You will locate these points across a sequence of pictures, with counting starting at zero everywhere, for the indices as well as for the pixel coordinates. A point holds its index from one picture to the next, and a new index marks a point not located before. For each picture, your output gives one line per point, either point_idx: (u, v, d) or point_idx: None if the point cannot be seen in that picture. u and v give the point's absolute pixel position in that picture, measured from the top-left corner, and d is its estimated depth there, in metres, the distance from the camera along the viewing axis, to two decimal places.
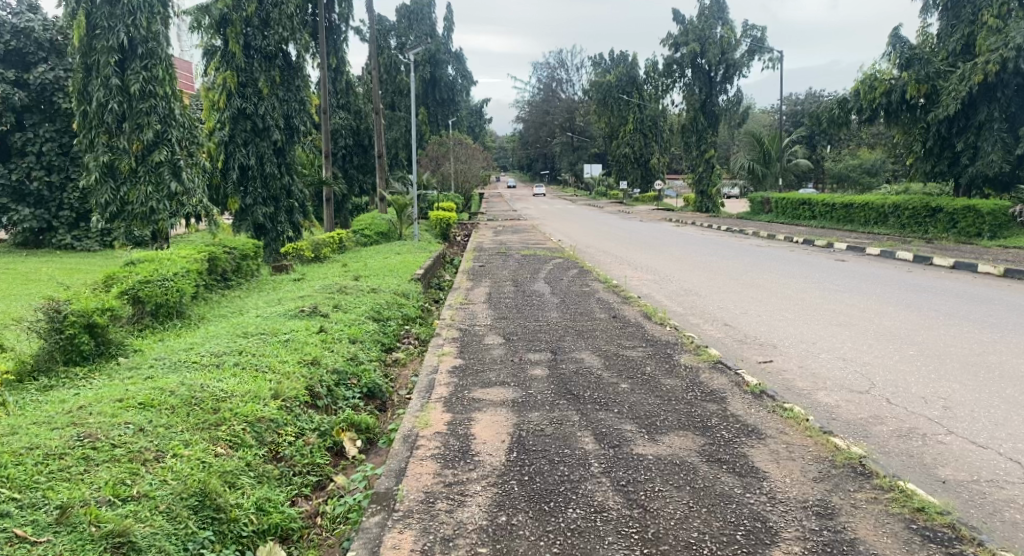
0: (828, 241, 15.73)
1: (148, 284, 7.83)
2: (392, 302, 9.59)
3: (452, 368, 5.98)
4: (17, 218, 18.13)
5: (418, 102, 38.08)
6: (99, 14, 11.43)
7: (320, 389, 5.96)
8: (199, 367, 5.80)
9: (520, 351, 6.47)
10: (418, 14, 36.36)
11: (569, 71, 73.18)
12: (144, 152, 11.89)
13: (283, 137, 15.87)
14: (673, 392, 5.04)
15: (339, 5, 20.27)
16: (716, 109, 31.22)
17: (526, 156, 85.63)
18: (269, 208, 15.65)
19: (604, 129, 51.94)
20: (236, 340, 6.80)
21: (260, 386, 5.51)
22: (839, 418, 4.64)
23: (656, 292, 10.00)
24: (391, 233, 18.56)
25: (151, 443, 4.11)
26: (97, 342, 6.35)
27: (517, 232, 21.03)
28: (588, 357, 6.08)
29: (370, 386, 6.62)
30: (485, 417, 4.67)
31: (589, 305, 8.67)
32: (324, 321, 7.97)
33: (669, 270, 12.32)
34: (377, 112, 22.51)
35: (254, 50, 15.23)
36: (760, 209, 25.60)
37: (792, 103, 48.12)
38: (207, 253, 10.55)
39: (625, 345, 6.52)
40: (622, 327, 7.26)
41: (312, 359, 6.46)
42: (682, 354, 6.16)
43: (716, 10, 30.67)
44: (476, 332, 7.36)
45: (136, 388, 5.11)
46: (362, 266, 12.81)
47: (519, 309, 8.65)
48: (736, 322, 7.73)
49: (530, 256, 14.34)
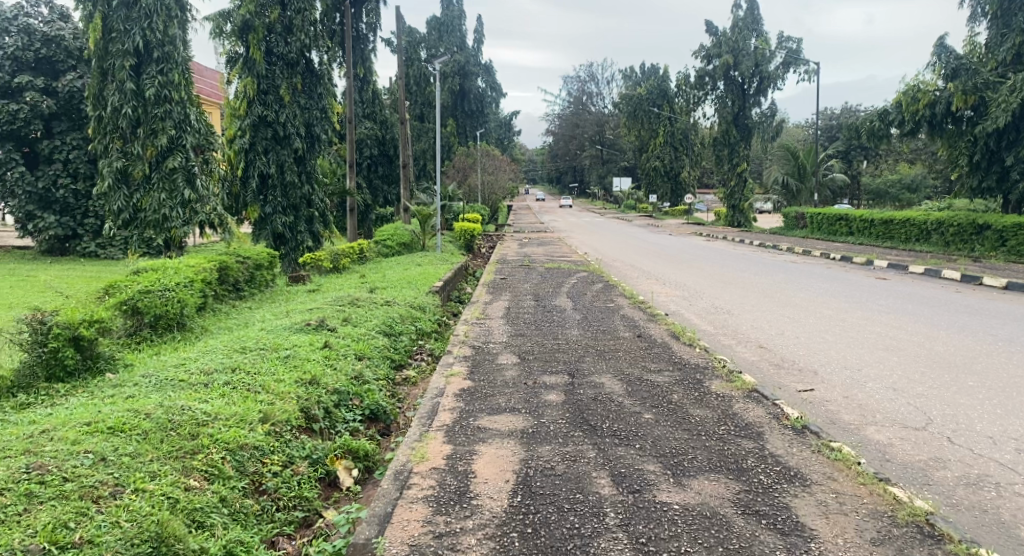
0: (867, 258, 14.99)
1: (148, 295, 7.46)
2: (405, 315, 9.11)
3: (459, 391, 5.47)
4: (42, 226, 18.10)
5: (446, 114, 37.84)
6: (115, 17, 11.21)
7: (317, 411, 5.49)
8: (187, 386, 5.36)
9: (534, 373, 5.93)
10: (448, 27, 36.23)
11: (600, 84, 72.85)
12: (157, 159, 11.60)
13: (304, 145, 15.53)
14: (704, 424, 4.49)
15: (366, 14, 20.00)
16: (749, 122, 30.54)
17: (556, 169, 85.23)
18: (289, 218, 15.28)
19: (635, 142, 51.36)
20: (231, 356, 6.36)
21: (250, 408, 5.06)
22: (894, 460, 4.05)
23: (685, 309, 9.45)
24: (413, 244, 18.15)
25: (109, 474, 3.67)
26: (84, 357, 5.97)
27: (543, 245, 20.57)
28: (608, 382, 5.52)
29: (373, 408, 6.13)
30: (487, 451, 4.16)
31: (613, 322, 8.10)
32: (331, 336, 7.51)
33: (700, 286, 11.71)
34: (403, 122, 22.19)
35: (276, 57, 14.97)
36: (795, 225, 24.79)
37: (827, 117, 47.13)
38: (218, 263, 10.17)
39: (651, 369, 5.96)
40: (648, 348, 6.70)
41: (311, 378, 5.98)
42: (713, 380, 5.57)
43: (749, 21, 30.02)
44: (489, 351, 6.84)
45: (111, 409, 4.68)
46: (379, 278, 12.38)
47: (536, 325, 8.13)
48: (772, 345, 7.14)
49: (553, 269, 13.85)
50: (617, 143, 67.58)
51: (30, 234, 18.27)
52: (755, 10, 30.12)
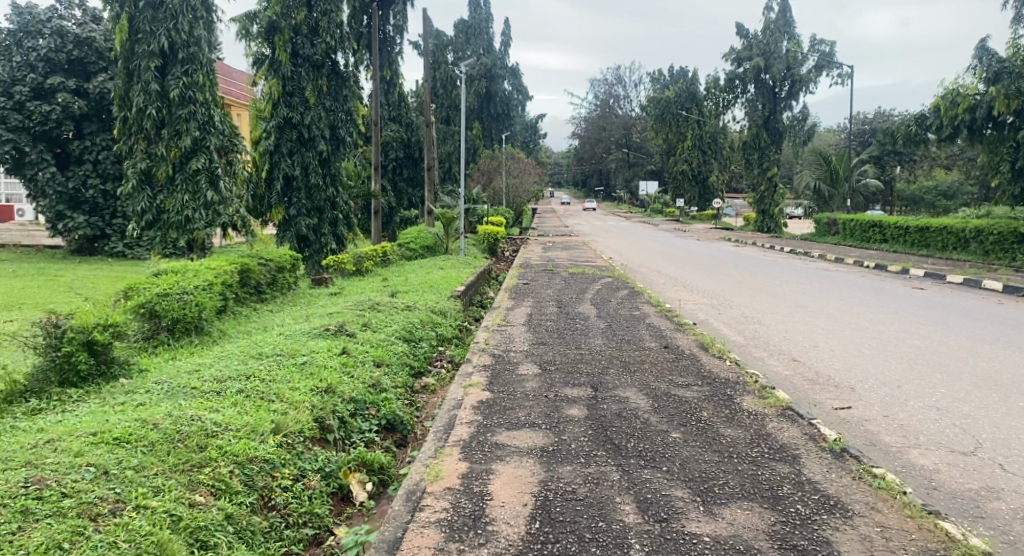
0: (903, 266, 14.57)
1: (166, 298, 7.36)
2: (426, 321, 8.95)
3: (478, 402, 5.28)
4: (71, 225, 18.24)
5: (472, 116, 37.75)
6: (141, 18, 11.16)
7: (332, 421, 5.33)
8: (199, 393, 5.21)
9: (556, 385, 5.71)
10: (475, 29, 36.10)
11: (627, 86, 72.43)
12: (181, 160, 11.54)
13: (329, 147, 15.43)
14: (735, 445, 4.26)
15: (393, 16, 19.91)
16: (779, 126, 30.09)
17: (581, 173, 84.91)
18: (313, 220, 15.19)
19: (663, 146, 50.92)
20: (247, 362, 6.21)
21: (262, 418, 4.90)
22: (942, 489, 3.81)
23: (713, 318, 9.17)
24: (437, 247, 18.00)
25: (111, 490, 3.53)
26: (98, 362, 5.86)
27: (568, 249, 20.35)
28: (633, 396, 5.29)
29: (390, 417, 5.96)
30: (506, 470, 3.96)
31: (639, 332, 7.86)
32: (350, 342, 7.35)
33: (729, 293, 11.41)
34: (429, 124, 22.10)
35: (301, 58, 14.91)
36: (826, 231, 24.27)
37: (860, 122, 46.31)
38: (240, 265, 10.08)
39: (678, 382, 5.71)
40: (675, 360, 6.45)
41: (327, 386, 5.82)
42: (744, 396, 5.32)
43: (782, 24, 29.51)
44: (510, 360, 6.64)
45: (119, 417, 4.54)
46: (402, 281, 12.24)
47: (560, 333, 7.91)
48: (805, 358, 6.85)
49: (578, 274, 13.61)
50: (644, 146, 67.16)
51: (60, 233, 18.43)
52: (788, 12, 29.62)
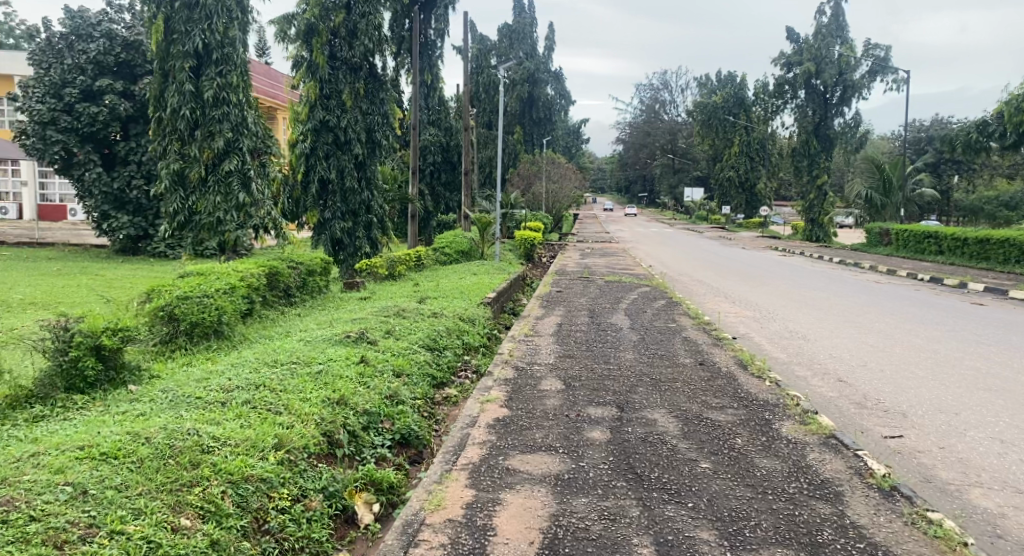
0: (961, 279, 13.80)
1: (186, 301, 7.19)
2: (452, 328, 8.66)
3: (494, 421, 4.97)
4: (115, 225, 18.49)
5: (513, 121, 37.40)
6: (177, 19, 11.11)
7: (342, 435, 5.05)
8: (202, 404, 4.97)
9: (579, 403, 5.36)
10: (519, 34, 35.85)
11: (673, 92, 71.56)
12: (214, 161, 11.47)
13: (365, 151, 15.25)
14: (772, 478, 3.89)
15: (435, 19, 19.74)
16: (831, 133, 29.21)
17: (625, 179, 84.11)
18: (347, 224, 15.05)
19: (709, 152, 49.99)
20: (259, 371, 5.96)
21: (266, 432, 4.64)
22: (1009, 537, 3.39)
23: (754, 333, 8.70)
24: (472, 251, 17.75)
25: (84, 513, 3.38)
26: (107, 367, 5.65)
27: (606, 255, 19.91)
28: (661, 419, 4.92)
29: (405, 432, 5.66)
30: (515, 500, 3.66)
31: (673, 346, 7.44)
32: (369, 351, 7.10)
33: (772, 306, 10.89)
34: (468, 129, 21.89)
35: (340, 61, 14.78)
36: (879, 242, 23.36)
37: (917, 128, 44.75)
38: (268, 268, 9.93)
39: (712, 404, 5.31)
40: (710, 379, 6.03)
41: (340, 397, 5.56)
42: (783, 422, 4.91)
43: (835, 28, 28.64)
44: (533, 374, 6.30)
45: (114, 428, 4.32)
46: (434, 287, 11.99)
47: (588, 345, 7.54)
48: (853, 380, 6.38)
49: (615, 283, 13.21)
50: (690, 152, 66.19)
51: (104, 232, 18.68)
52: (841, 16, 28.69)
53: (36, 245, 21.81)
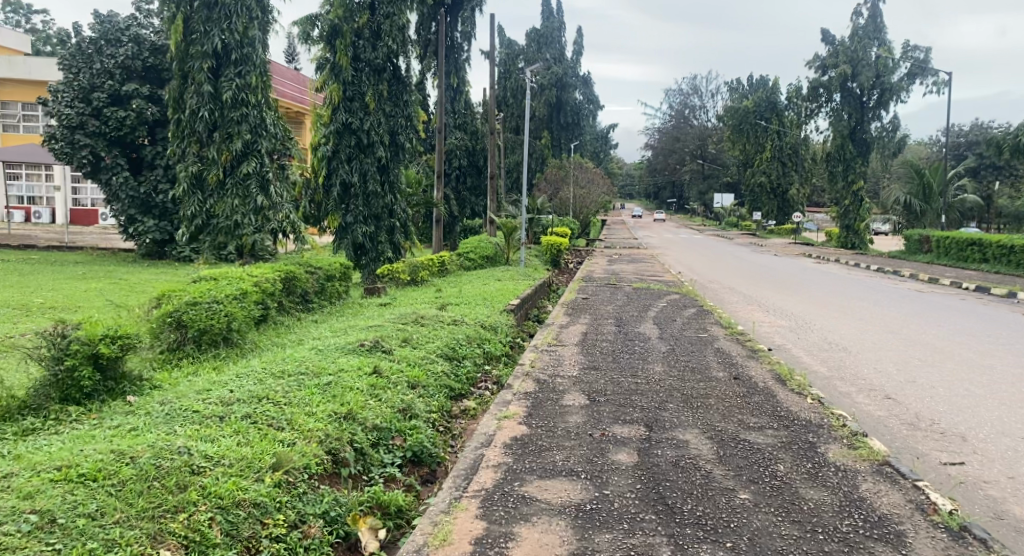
0: (1010, 289, 13.14)
1: (195, 307, 6.90)
2: (473, 337, 8.30)
3: (511, 441, 4.58)
4: (141, 229, 18.43)
5: (541, 126, 36.99)
6: (196, 18, 10.92)
7: (347, 453, 4.72)
8: (199, 418, 4.63)
9: (604, 421, 4.95)
10: (547, 38, 35.98)
11: (703, 97, 70.85)
12: (233, 163, 11.25)
13: (388, 153, 14.95)
14: (822, 515, 3.48)
15: (461, 22, 19.49)
16: (867, 137, 28.45)
17: (653, 185, 83.37)
18: (370, 228, 14.73)
19: (740, 157, 49.21)
20: (264, 382, 5.62)
21: (265, 450, 4.30)
22: None
23: (792, 344, 8.23)
24: (497, 257, 17.39)
25: (48, 547, 3.09)
26: (105, 377, 5.32)
27: (634, 261, 19.44)
28: (694, 440, 4.51)
29: (417, 449, 5.30)
30: (529, 535, 3.34)
31: (705, 358, 6.99)
32: (384, 360, 6.76)
33: (810, 315, 10.38)
34: (494, 133, 21.57)
35: (363, 63, 14.50)
36: (918, 249, 22.57)
37: (956, 133, 43.62)
38: (285, 273, 9.65)
39: (751, 424, 4.88)
40: (747, 396, 5.58)
41: (348, 412, 5.22)
42: (829, 446, 4.47)
43: (872, 29, 27.91)
44: (555, 388, 5.90)
45: (97, 444, 3.99)
46: (456, 292, 11.65)
47: (615, 356, 7.12)
48: (902, 398, 5.92)
49: (643, 289, 12.76)
50: (720, 158, 65.34)
51: (130, 237, 18.63)
52: (878, 17, 27.97)
53: (65, 249, 21.84)
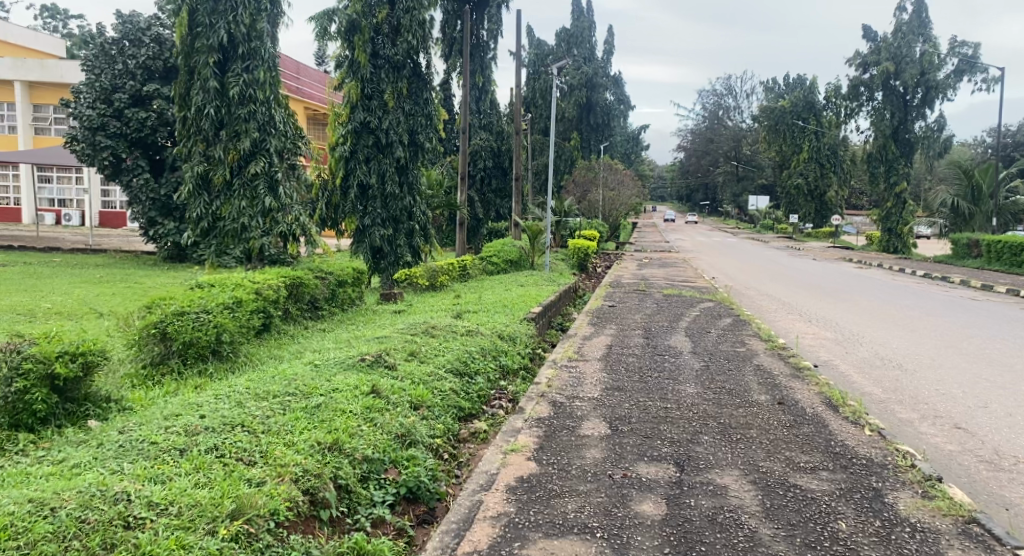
0: None
1: (181, 318, 6.30)
2: (487, 349, 7.62)
3: (516, 482, 3.89)
4: (162, 232, 17.97)
5: (571, 127, 36.34)
6: (202, 11, 10.53)
7: (329, 493, 4.07)
8: (157, 451, 4.03)
9: (628, 457, 4.23)
10: (578, 38, 35.32)
11: (738, 97, 69.52)
12: (240, 163, 10.78)
13: (407, 154, 14.33)
14: None
15: (488, 20, 18.77)
16: (911, 136, 27.30)
17: (686, 187, 82.13)
18: (388, 231, 14.12)
19: (776, 158, 48.00)
20: (245, 405, 4.98)
21: (226, 493, 3.64)
22: None
23: (840, 360, 7.43)
24: (521, 261, 16.71)
25: None
26: (65, 400, 4.73)
27: (665, 266, 18.66)
28: (735, 486, 3.79)
29: (412, 485, 4.60)
30: None
31: (744, 378, 6.21)
32: (385, 377, 6.09)
33: (858, 327, 9.52)
34: (520, 133, 20.86)
35: (382, 60, 13.90)
36: (966, 253, 21.41)
37: (1005, 133, 41.87)
38: (292, 278, 9.05)
39: (802, 463, 4.14)
40: (795, 426, 4.83)
41: (333, 441, 4.56)
42: (899, 494, 3.72)
43: (917, 25, 26.60)
44: (573, 413, 5.18)
45: (23, 489, 3.44)
46: (475, 299, 10.98)
47: (641, 374, 6.39)
48: (975, 429, 5.12)
49: (674, 296, 12.00)
50: (755, 159, 64.04)
51: (151, 240, 18.22)
52: (923, 12, 26.69)
53: (89, 252, 21.61)
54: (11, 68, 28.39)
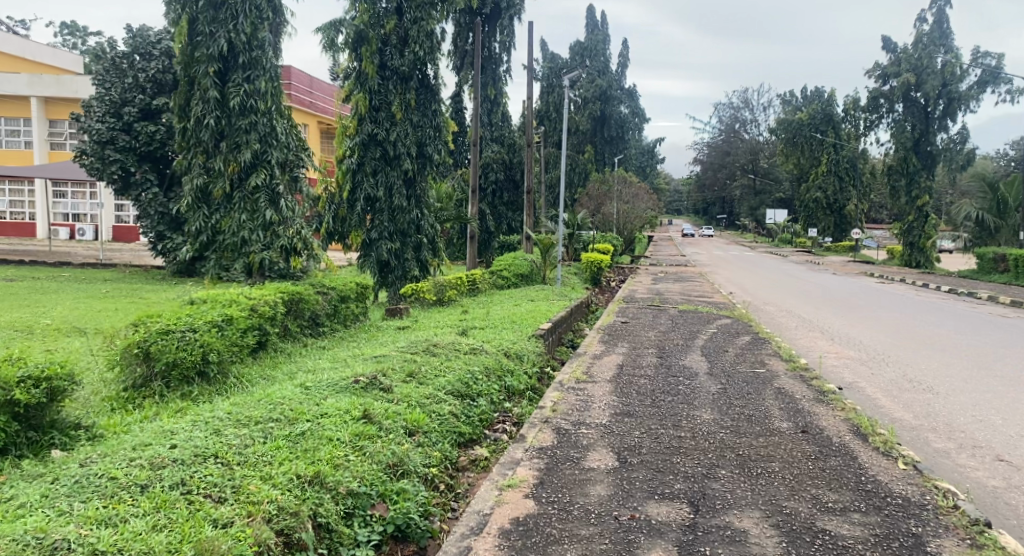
0: None
1: (166, 337, 5.97)
2: (491, 369, 7.22)
3: (511, 525, 3.50)
4: (170, 246, 17.70)
5: (585, 140, 36.01)
6: (202, 20, 10.34)
7: (306, 533, 3.69)
8: (115, 486, 3.68)
9: (637, 495, 3.83)
10: (591, 51, 34.95)
11: (755, 110, 68.79)
12: (240, 175, 10.51)
13: (415, 166, 13.99)
14: None
15: (500, 31, 18.32)
16: (932, 149, 26.67)
17: (703, 201, 81.55)
18: (395, 244, 13.73)
19: (794, 170, 47.38)
20: (222, 433, 4.60)
21: (184, 538, 3.29)
22: None
23: (866, 383, 6.95)
24: (533, 275, 16.30)
25: None
26: (29, 428, 4.40)
27: (679, 280, 18.20)
28: (757, 532, 3.39)
29: (400, 522, 4.19)
30: None
31: (765, 403, 5.77)
32: (379, 401, 5.68)
33: (883, 346, 9.02)
34: (532, 146, 20.52)
35: (390, 71, 13.63)
36: (992, 268, 20.78)
37: None
38: (289, 293, 8.69)
39: (831, 502, 3.72)
40: (822, 458, 4.40)
41: (314, 474, 4.16)
42: (942, 542, 3.32)
43: (937, 36, 26.11)
44: (578, 442, 4.76)
45: None
46: (482, 315, 10.59)
47: (653, 398, 5.96)
48: (1020, 462, 4.67)
49: (689, 312, 11.56)
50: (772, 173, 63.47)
51: (161, 254, 18.00)
52: (944, 23, 26.20)
53: (99, 266, 21.49)
54: (27, 84, 28.42)
